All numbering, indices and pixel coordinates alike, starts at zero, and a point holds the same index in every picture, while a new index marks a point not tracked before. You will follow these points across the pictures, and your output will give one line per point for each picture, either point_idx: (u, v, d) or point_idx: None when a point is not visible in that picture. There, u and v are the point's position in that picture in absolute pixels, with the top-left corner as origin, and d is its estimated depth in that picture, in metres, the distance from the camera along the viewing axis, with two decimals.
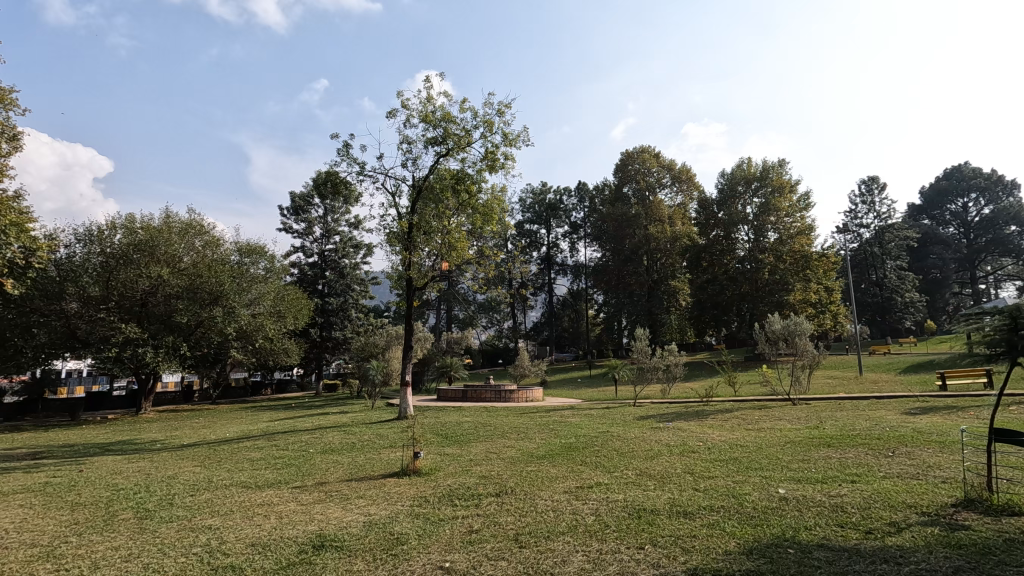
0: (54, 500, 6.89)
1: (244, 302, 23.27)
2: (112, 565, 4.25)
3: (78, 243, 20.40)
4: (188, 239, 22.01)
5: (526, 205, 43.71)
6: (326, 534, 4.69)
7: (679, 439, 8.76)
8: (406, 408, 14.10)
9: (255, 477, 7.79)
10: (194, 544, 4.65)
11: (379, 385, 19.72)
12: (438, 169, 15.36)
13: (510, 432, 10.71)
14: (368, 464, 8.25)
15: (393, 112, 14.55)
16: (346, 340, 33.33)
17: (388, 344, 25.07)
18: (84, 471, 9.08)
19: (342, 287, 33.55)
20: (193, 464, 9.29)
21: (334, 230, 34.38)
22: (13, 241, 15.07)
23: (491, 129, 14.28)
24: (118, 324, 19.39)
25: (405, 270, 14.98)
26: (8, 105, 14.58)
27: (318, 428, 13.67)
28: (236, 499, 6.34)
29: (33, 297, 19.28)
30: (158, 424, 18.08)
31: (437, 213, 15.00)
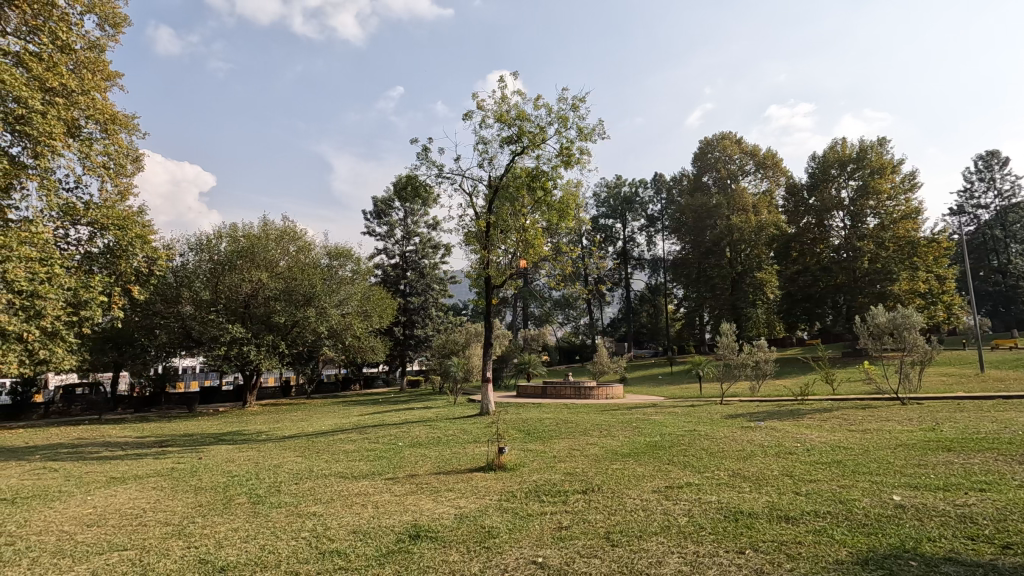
0: (180, 483, 7.70)
1: (334, 302, 24.58)
2: (234, 544, 4.65)
3: (190, 252, 22.53)
4: (282, 244, 23.70)
5: (601, 200, 43.15)
6: (421, 525, 4.87)
7: (774, 439, 8.27)
8: (489, 404, 14.37)
9: (351, 468, 8.26)
10: (302, 529, 4.98)
11: (460, 381, 20.27)
12: (513, 168, 15.48)
13: (593, 429, 10.59)
14: (454, 458, 8.48)
15: (469, 115, 14.86)
16: (427, 338, 34.33)
17: (467, 342, 25.81)
18: (203, 459, 10.05)
19: (423, 287, 34.78)
20: (296, 454, 9.97)
21: (414, 231, 35.73)
22: (138, 252, 17.07)
23: (565, 125, 14.19)
24: (226, 325, 21.15)
25: (483, 268, 15.21)
26: (132, 130, 16.36)
27: (405, 422, 14.20)
28: (335, 489, 6.74)
29: (155, 302, 21.49)
30: (262, 417, 19.58)
31: (513, 211, 15.12)
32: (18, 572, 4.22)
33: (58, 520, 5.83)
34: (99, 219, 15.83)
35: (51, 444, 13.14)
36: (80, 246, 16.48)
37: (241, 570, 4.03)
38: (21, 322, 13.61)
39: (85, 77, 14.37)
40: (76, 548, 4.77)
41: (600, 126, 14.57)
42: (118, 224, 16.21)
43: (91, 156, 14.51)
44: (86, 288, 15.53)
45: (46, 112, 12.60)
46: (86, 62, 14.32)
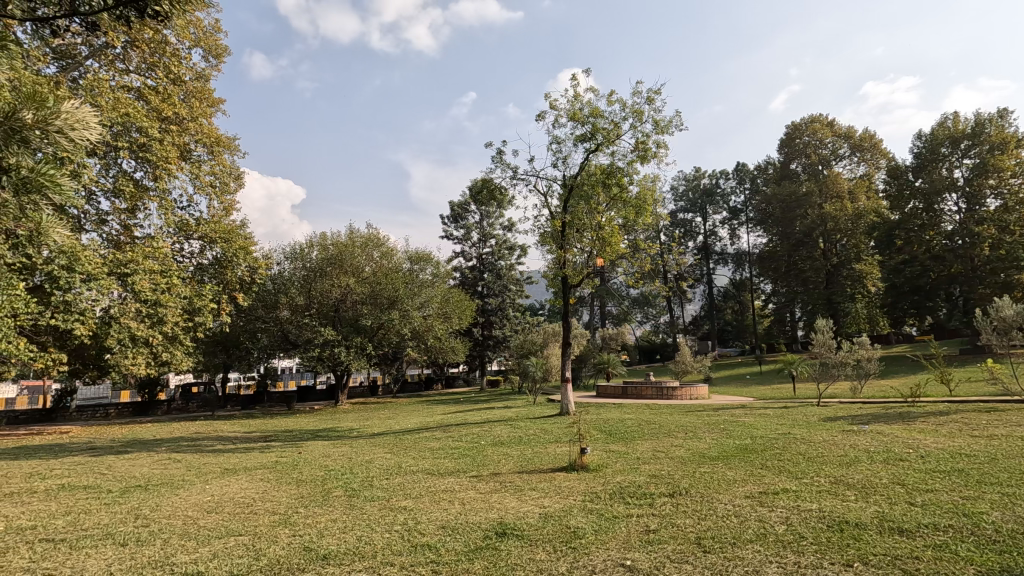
0: (285, 476, 8.32)
1: (416, 304, 25.47)
2: (334, 534, 4.95)
3: (286, 261, 24.24)
4: (367, 251, 24.98)
5: (679, 193, 41.79)
6: (507, 523, 4.95)
7: (881, 444, 7.63)
8: (569, 405, 14.32)
9: (437, 464, 8.54)
10: (394, 523, 5.21)
11: (539, 381, 20.37)
12: (588, 166, 15.34)
13: (678, 430, 10.28)
14: (536, 458, 8.51)
15: (542, 115, 14.90)
16: (505, 339, 34.80)
17: (545, 342, 25.89)
18: (303, 453, 10.78)
19: (500, 288, 35.28)
20: (385, 451, 10.44)
21: (490, 233, 36.34)
22: (241, 262, 18.61)
23: (640, 119, 13.85)
24: (319, 328, 22.57)
25: (560, 268, 15.19)
26: (234, 151, 17.87)
27: (487, 421, 14.45)
28: (424, 485, 7.00)
29: (257, 308, 23.32)
30: (353, 415, 20.68)
31: (588, 209, 15.00)
32: (154, 550, 4.74)
33: (184, 506, 6.48)
34: (208, 233, 17.47)
35: (174, 438, 14.61)
36: (192, 258, 18.23)
37: (342, 558, 4.28)
38: (148, 328, 15.25)
39: (193, 105, 15.84)
40: (200, 532, 5.28)
41: (676, 118, 14.11)
42: (224, 237, 17.86)
43: (201, 176, 16.01)
44: (199, 296, 17.23)
45: (163, 139, 14.11)
46: (193, 91, 15.81)
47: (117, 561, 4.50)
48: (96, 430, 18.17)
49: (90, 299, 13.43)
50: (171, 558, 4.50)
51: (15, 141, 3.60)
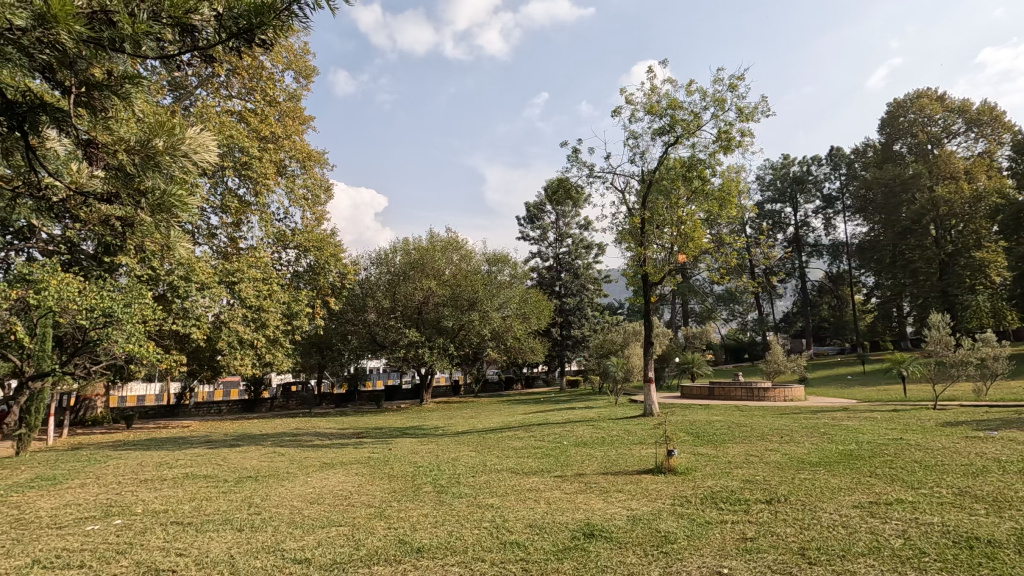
0: (377, 470, 8.77)
1: (495, 305, 25.83)
2: (426, 528, 5.14)
3: (372, 266, 25.46)
4: (447, 254, 25.65)
5: (766, 183, 39.56)
6: (594, 524, 4.90)
7: (1015, 453, 6.80)
8: (652, 406, 13.96)
9: (521, 463, 8.64)
10: (483, 520, 5.33)
11: (621, 382, 20.01)
12: (667, 160, 14.88)
13: (772, 434, 9.73)
14: (620, 459, 8.36)
15: (617, 110, 14.59)
16: (584, 338, 34.50)
17: (625, 341, 25.38)
18: (393, 450, 11.27)
19: (578, 287, 35.03)
20: (469, 449, 10.69)
21: (566, 233, 36.21)
22: (332, 268, 19.82)
23: (722, 107, 13.25)
24: (404, 330, 23.51)
25: (640, 266, 14.80)
26: (324, 164, 19.01)
27: (568, 422, 14.40)
28: (508, 483, 7.10)
29: (347, 311, 24.64)
30: (438, 413, 21.34)
31: (669, 204, 14.53)
32: (267, 536, 5.15)
33: (289, 496, 7.01)
34: (303, 242, 18.77)
35: (278, 433, 15.80)
36: (290, 266, 19.64)
37: (435, 552, 4.42)
38: (253, 332, 16.65)
39: (288, 125, 16.83)
40: (305, 521, 5.66)
41: (763, 103, 13.35)
42: (316, 246, 19.16)
43: (295, 190, 17.20)
44: (297, 301, 18.60)
45: (262, 157, 15.30)
46: (288, 111, 16.80)
47: (236, 544, 4.94)
48: (212, 424, 20.00)
49: (205, 306, 14.86)
50: (282, 544, 4.86)
51: (154, 165, 3.91)
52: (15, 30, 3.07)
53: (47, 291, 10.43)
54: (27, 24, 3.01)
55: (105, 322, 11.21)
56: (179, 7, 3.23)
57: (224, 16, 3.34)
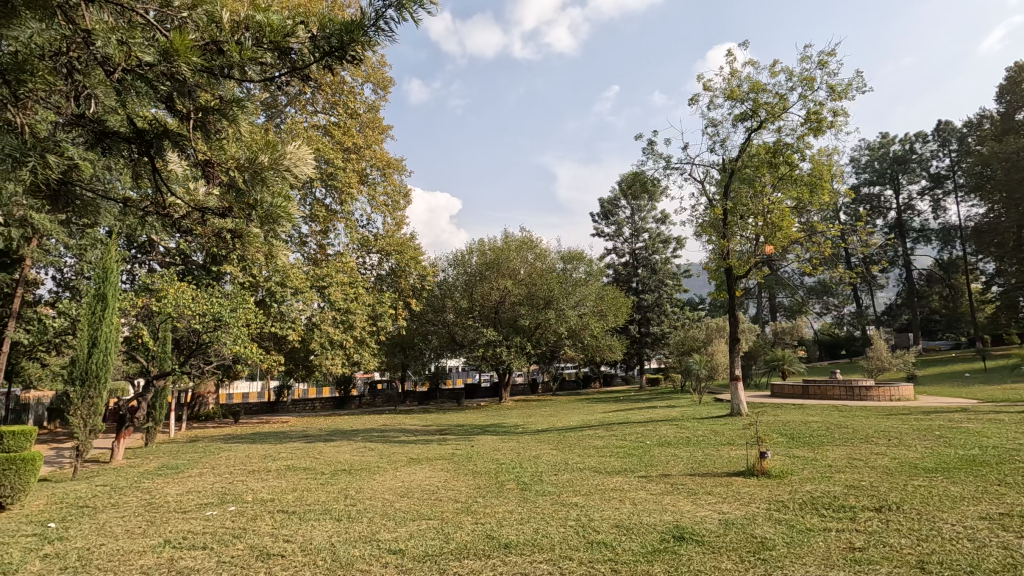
0: (462, 466, 8.99)
1: (572, 303, 25.74)
2: (512, 524, 5.21)
3: (450, 267, 26.18)
4: (522, 253, 25.83)
5: (862, 164, 36.59)
6: (683, 526, 4.76)
7: None
8: (739, 405, 13.35)
9: (603, 462, 8.53)
10: (568, 518, 5.31)
11: (704, 380, 19.30)
12: (751, 147, 14.14)
13: (879, 436, 8.96)
14: (708, 461, 8.03)
15: (695, 98, 14.07)
16: (665, 335, 33.58)
17: (708, 337, 24.41)
18: (476, 447, 11.51)
19: (656, 283, 34.18)
20: (551, 447, 10.69)
21: (642, 227, 35.37)
22: (413, 270, 20.62)
23: (811, 87, 12.41)
24: (482, 329, 24.00)
25: (723, 259, 14.16)
26: (402, 171, 19.81)
27: (650, 421, 14.06)
28: (592, 482, 7.03)
29: (427, 311, 25.48)
30: (517, 411, 21.57)
31: (753, 192, 13.75)
32: (363, 527, 5.43)
33: (381, 489, 7.35)
34: (385, 246, 19.67)
35: (367, 429, 16.61)
36: (374, 269, 20.71)
37: (522, 548, 4.48)
38: (342, 333, 17.61)
39: (369, 136, 17.66)
40: (397, 513, 5.92)
41: (858, 79, 12.37)
42: (397, 250, 19.97)
43: (376, 197, 18.02)
44: (381, 303, 19.50)
45: (346, 168, 16.14)
46: (368, 122, 17.64)
47: (336, 533, 5.25)
48: (307, 420, 21.41)
49: (299, 309, 15.89)
50: (377, 534, 5.11)
51: (270, 180, 2.98)
52: (143, 65, 2.78)
53: (168, 298, 11.83)
54: (154, 62, 2.73)
55: (214, 326, 12.28)
56: (278, 31, 2.69)
57: (316, 35, 2.72)
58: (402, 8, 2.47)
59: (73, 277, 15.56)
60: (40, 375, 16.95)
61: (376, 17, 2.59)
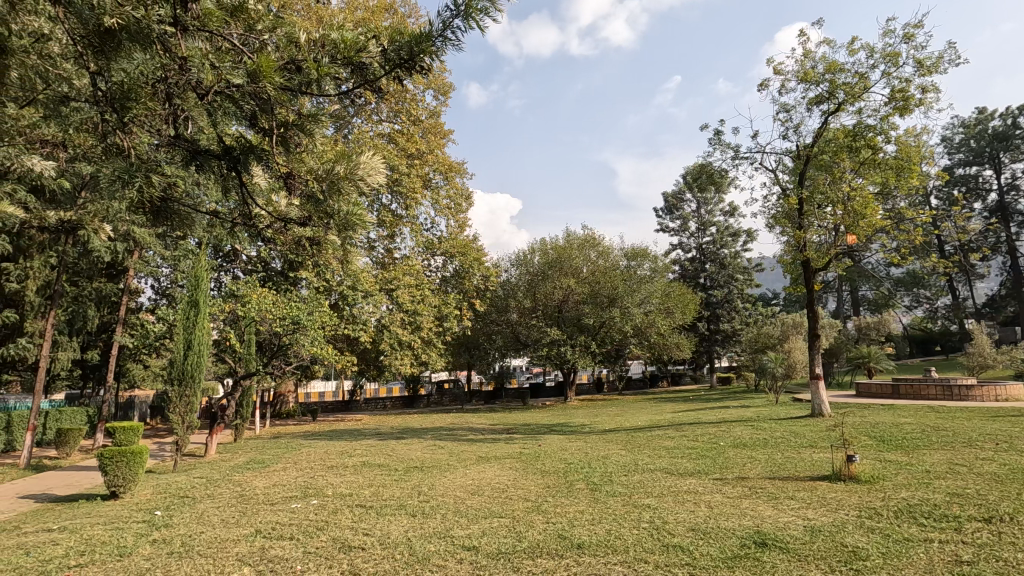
0: (530, 465, 9.02)
1: (637, 301, 25.25)
2: (584, 525, 5.17)
3: (513, 267, 26.33)
4: (584, 252, 25.56)
5: (955, 144, 33.62)
6: (766, 532, 4.55)
7: None
8: (821, 405, 12.62)
9: (675, 464, 8.29)
10: (641, 520, 5.21)
11: (781, 380, 18.39)
12: (828, 131, 13.32)
13: (984, 440, 8.19)
14: (789, 464, 7.65)
15: (765, 84, 13.44)
16: (736, 333, 32.28)
17: (784, 334, 23.20)
18: (543, 446, 11.52)
19: (725, 279, 32.89)
20: (619, 447, 10.51)
21: (709, 221, 34.14)
22: (476, 271, 20.95)
23: (896, 63, 11.53)
24: (546, 329, 24.04)
25: (799, 251, 13.40)
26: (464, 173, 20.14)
27: (723, 421, 13.54)
28: (664, 484, 6.84)
29: (491, 312, 25.74)
30: (583, 411, 21.41)
31: (831, 179, 12.98)
32: (437, 523, 5.57)
33: (452, 486, 7.51)
34: (449, 248, 20.16)
35: (436, 427, 17.01)
36: (439, 271, 21.24)
37: (596, 549, 4.43)
38: (410, 334, 18.16)
39: (431, 142, 18.09)
40: (470, 510, 6.03)
41: (950, 52, 11.39)
42: (460, 251, 20.39)
43: (439, 200, 18.45)
44: (446, 304, 19.94)
45: (410, 174, 16.61)
46: (430, 128, 18.03)
47: (412, 528, 5.41)
48: (380, 418, 22.20)
49: (370, 311, 16.55)
50: (451, 531, 5.22)
51: (344, 190, 3.07)
52: (231, 86, 2.99)
53: (251, 304, 12.66)
54: (242, 83, 2.93)
55: (294, 329, 13.02)
56: (351, 46, 2.81)
57: (386, 49, 2.82)
58: (468, 16, 2.48)
59: (168, 285, 16.92)
60: (143, 375, 18.59)
61: (443, 28, 2.64)
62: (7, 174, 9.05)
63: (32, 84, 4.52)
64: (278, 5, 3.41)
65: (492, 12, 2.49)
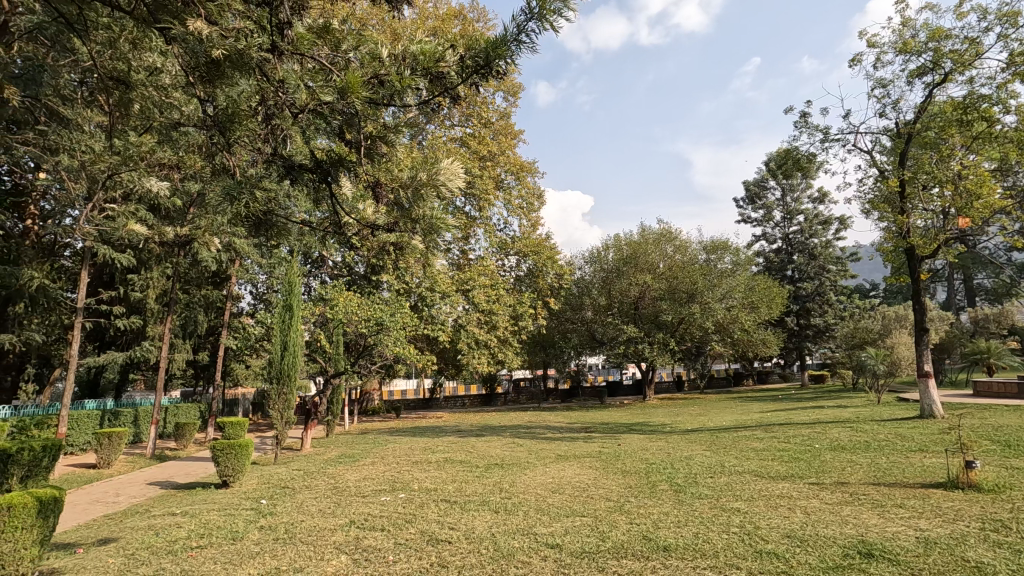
0: (610, 465, 8.91)
1: (717, 296, 24.24)
2: (669, 527, 5.04)
3: (586, 265, 26.09)
4: (660, 247, 24.86)
5: None
6: (871, 542, 4.23)
7: None
8: (933, 406, 11.53)
9: (765, 466, 7.88)
10: (731, 524, 5.00)
11: (883, 378, 16.98)
12: (933, 105, 12.14)
13: None
14: (895, 469, 7.06)
15: (857, 59, 12.47)
16: (829, 327, 30.17)
17: (885, 328, 21.39)
18: (623, 445, 11.34)
19: (816, 270, 30.80)
20: (703, 448, 10.13)
21: (795, 209, 32.15)
22: (549, 269, 20.98)
23: (1015, 23, 10.31)
24: (622, 326, 23.64)
25: (902, 237, 12.30)
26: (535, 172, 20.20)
27: (818, 422, 12.70)
28: (754, 487, 6.53)
29: (565, 310, 25.61)
30: (664, 410, 20.84)
31: (937, 157, 11.82)
32: (520, 520, 5.64)
33: (532, 484, 7.57)
34: (522, 248, 20.36)
35: (514, 425, 17.17)
36: (513, 271, 21.48)
37: (683, 553, 4.32)
38: (486, 333, 18.48)
39: (501, 143, 18.33)
40: (551, 508, 6.06)
41: None
42: (533, 251, 20.53)
43: (511, 200, 18.65)
44: (521, 303, 20.13)
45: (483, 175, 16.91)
46: (500, 130, 18.27)
47: (496, 524, 5.51)
48: (460, 416, 22.76)
49: (447, 312, 17.03)
50: (534, 528, 5.28)
51: (427, 195, 3.17)
52: (323, 104, 3.17)
53: (339, 307, 13.42)
54: (332, 100, 3.10)
55: (378, 330, 13.68)
56: (430, 57, 2.91)
57: (464, 57, 2.90)
58: (542, 18, 2.49)
59: (265, 291, 18.26)
60: (245, 374, 20.17)
61: (518, 32, 2.67)
62: (129, 195, 10.16)
63: (150, 113, 5.04)
64: (359, 24, 3.61)
65: (566, 12, 2.49)
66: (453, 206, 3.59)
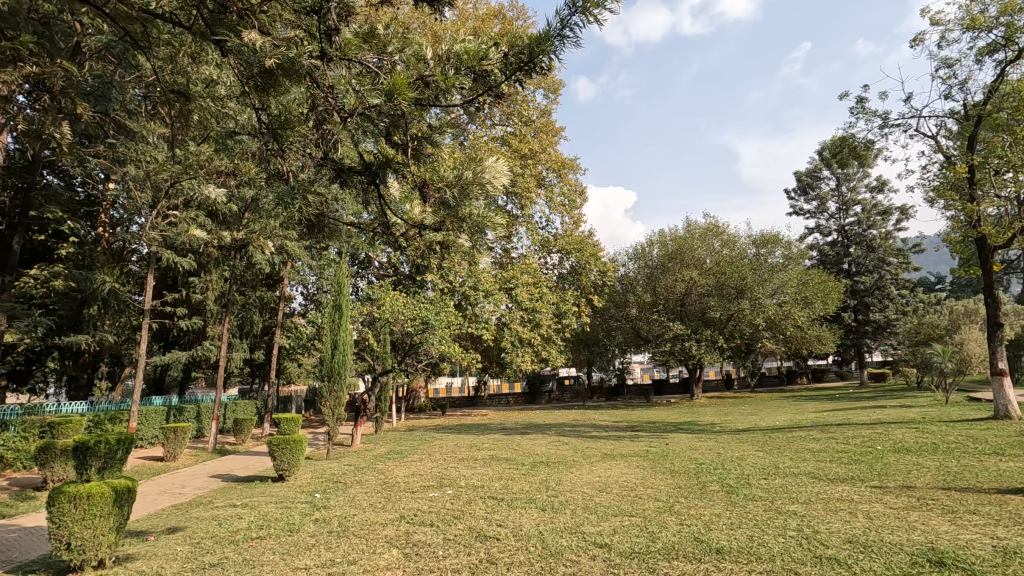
0: (658, 465, 8.75)
1: (767, 291, 23.42)
2: (721, 529, 4.91)
3: (630, 261, 25.70)
4: (707, 241, 24.22)
5: None
6: (942, 550, 3.99)
7: None
8: (1009, 406, 10.78)
9: (823, 468, 7.55)
10: (787, 527, 4.82)
11: (951, 376, 15.99)
12: (1005, 84, 11.33)
13: None
14: (967, 472, 6.64)
15: (919, 38, 11.77)
16: (890, 323, 28.65)
17: (953, 324, 20.14)
18: (670, 445, 11.12)
19: (875, 263, 29.31)
20: (755, 448, 9.81)
21: (852, 200, 30.69)
22: (592, 267, 20.78)
23: None
24: (669, 323, 23.19)
25: (972, 226, 11.53)
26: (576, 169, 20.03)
27: (879, 422, 12.09)
28: (812, 490, 6.26)
29: (609, 307, 25.29)
30: (713, 409, 20.32)
31: (1011, 140, 11.02)
32: (567, 518, 5.62)
33: (579, 483, 7.53)
34: (564, 245, 20.24)
35: (559, 424, 17.12)
36: (556, 268, 21.40)
37: (738, 555, 4.20)
38: (530, 331, 18.50)
39: (542, 140, 18.29)
40: (599, 507, 6.01)
41: None
42: (576, 248, 20.41)
43: (553, 198, 18.59)
44: (564, 301, 20.03)
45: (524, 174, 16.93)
46: (541, 127, 18.22)
47: (543, 522, 5.51)
48: (504, 414, 22.87)
49: (490, 310, 17.14)
50: (582, 526, 5.25)
51: (472, 194, 3.20)
52: (370, 107, 3.23)
53: (386, 307, 13.73)
54: (379, 103, 3.15)
55: (423, 328, 13.94)
56: (474, 56, 2.92)
57: (507, 54, 2.90)
58: (586, 11, 2.47)
59: (315, 291, 18.86)
60: (297, 372, 20.89)
61: (562, 27, 2.65)
62: (189, 202, 10.68)
63: (207, 123, 5.27)
64: (403, 27, 3.66)
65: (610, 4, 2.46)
66: (496, 204, 3.61)
